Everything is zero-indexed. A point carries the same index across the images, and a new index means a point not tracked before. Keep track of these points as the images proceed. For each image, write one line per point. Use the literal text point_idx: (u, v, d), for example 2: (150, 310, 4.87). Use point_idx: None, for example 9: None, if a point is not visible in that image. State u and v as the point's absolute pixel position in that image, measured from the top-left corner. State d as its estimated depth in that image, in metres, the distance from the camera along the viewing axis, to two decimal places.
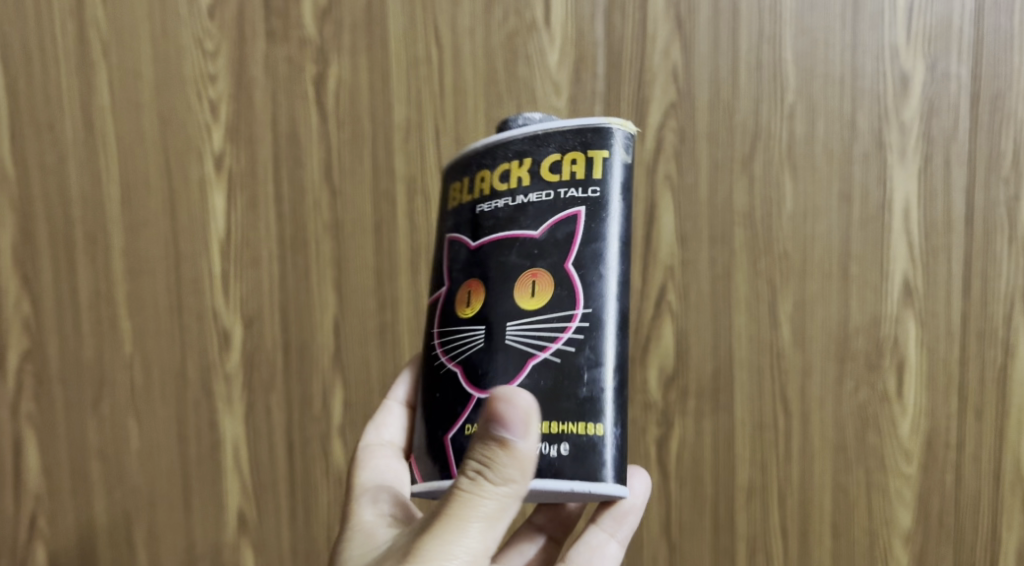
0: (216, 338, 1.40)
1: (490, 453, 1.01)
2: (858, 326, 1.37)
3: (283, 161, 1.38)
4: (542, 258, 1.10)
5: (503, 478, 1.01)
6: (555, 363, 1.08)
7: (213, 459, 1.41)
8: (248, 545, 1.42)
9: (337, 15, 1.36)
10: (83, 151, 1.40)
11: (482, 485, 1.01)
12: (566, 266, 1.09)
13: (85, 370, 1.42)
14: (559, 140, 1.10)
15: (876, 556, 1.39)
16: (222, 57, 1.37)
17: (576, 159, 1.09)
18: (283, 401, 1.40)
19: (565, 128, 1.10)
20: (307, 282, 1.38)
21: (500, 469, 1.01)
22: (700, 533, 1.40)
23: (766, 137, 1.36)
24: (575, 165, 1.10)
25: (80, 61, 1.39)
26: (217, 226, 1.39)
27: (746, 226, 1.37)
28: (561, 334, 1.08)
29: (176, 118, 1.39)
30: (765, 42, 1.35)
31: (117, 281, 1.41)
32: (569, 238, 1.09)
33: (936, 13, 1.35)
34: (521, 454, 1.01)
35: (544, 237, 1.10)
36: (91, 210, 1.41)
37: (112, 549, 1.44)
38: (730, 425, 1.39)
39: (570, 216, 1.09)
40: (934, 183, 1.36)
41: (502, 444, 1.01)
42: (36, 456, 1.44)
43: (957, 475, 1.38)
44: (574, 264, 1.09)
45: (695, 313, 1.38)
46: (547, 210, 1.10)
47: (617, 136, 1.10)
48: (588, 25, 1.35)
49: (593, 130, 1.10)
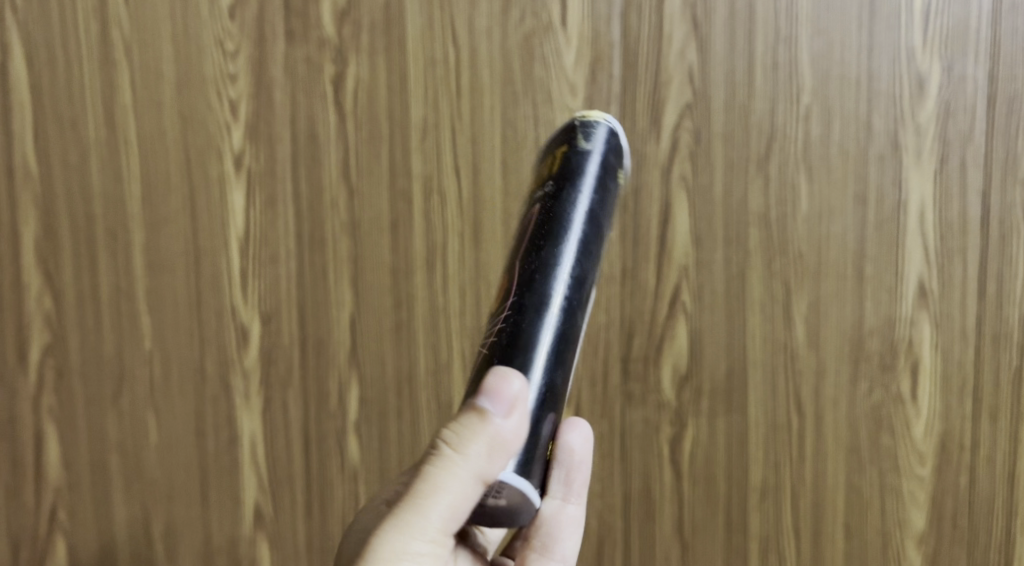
0: (235, 334, 1.42)
1: (467, 424, 0.99)
2: (872, 327, 1.38)
3: (301, 160, 1.39)
4: (509, 260, 1.09)
5: (475, 464, 0.98)
6: (486, 350, 1.04)
7: (230, 454, 1.43)
8: (264, 540, 1.43)
9: (355, 16, 1.38)
10: (104, 148, 1.42)
11: (452, 464, 0.99)
12: (519, 257, 1.07)
13: (105, 365, 1.44)
14: (545, 157, 1.14)
15: (888, 557, 1.40)
16: (242, 57, 1.39)
17: (549, 162, 1.12)
18: (300, 396, 1.41)
19: (549, 145, 1.15)
20: (324, 280, 1.40)
21: (472, 443, 0.98)
22: (712, 533, 1.41)
23: (782, 138, 1.37)
24: (548, 168, 1.12)
25: (103, 58, 1.40)
26: (237, 223, 1.41)
27: (761, 226, 1.37)
28: (497, 322, 1.05)
29: (197, 117, 1.40)
30: (782, 43, 1.36)
31: (137, 278, 1.43)
32: (528, 231, 1.08)
33: (953, 14, 1.35)
34: (498, 439, 0.99)
35: (516, 241, 1.09)
36: (112, 207, 1.42)
37: (131, 544, 1.46)
38: (743, 425, 1.39)
39: (531, 213, 1.09)
40: (950, 185, 1.36)
41: (478, 418, 0.99)
42: (56, 448, 1.45)
43: (971, 478, 1.38)
44: (523, 253, 1.07)
45: (709, 314, 1.38)
46: (525, 217, 1.10)
47: (578, 133, 1.13)
48: (604, 26, 1.36)
49: (562, 136, 1.14)
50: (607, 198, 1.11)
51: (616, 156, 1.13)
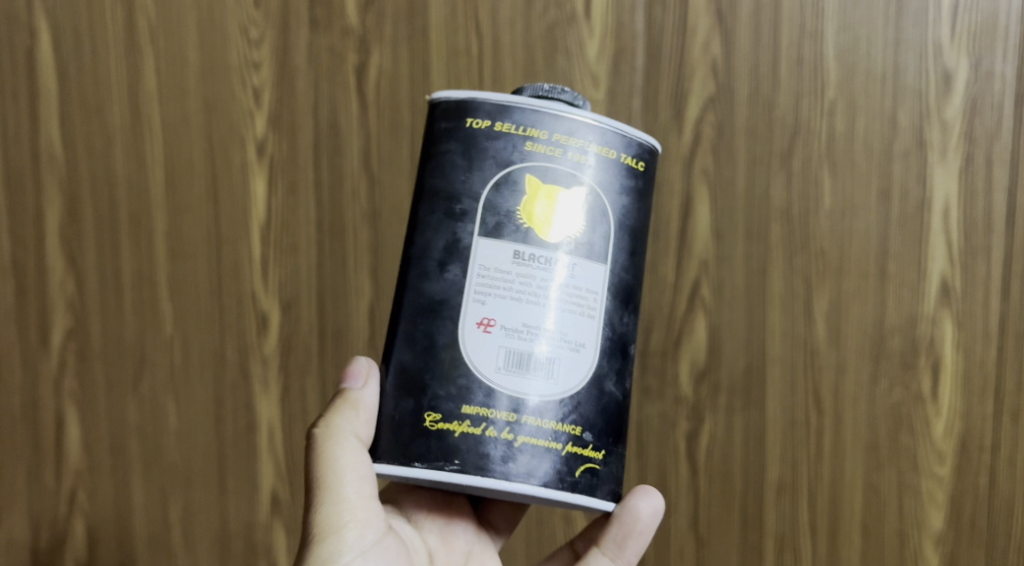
0: (255, 321, 1.42)
1: (337, 406, 1.11)
2: (894, 325, 1.37)
3: (323, 148, 1.40)
4: None
5: (352, 429, 1.09)
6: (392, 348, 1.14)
7: (248, 439, 1.44)
8: (280, 525, 1.44)
9: (379, 6, 1.38)
10: (129, 134, 1.43)
11: (336, 439, 1.09)
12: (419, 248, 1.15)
13: (125, 348, 1.45)
14: None
15: (906, 557, 1.38)
16: (266, 46, 1.39)
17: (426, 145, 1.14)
18: (318, 383, 1.42)
19: None
20: (344, 268, 1.41)
21: (344, 415, 1.10)
22: (728, 529, 1.39)
23: (807, 133, 1.35)
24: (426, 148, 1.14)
25: (128, 46, 1.41)
26: (259, 211, 1.41)
27: (783, 222, 1.36)
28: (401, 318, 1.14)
29: (220, 105, 1.41)
30: (807, 37, 1.35)
31: (159, 263, 1.43)
32: None
33: (982, 9, 1.34)
34: (363, 403, 1.10)
35: None
36: (135, 192, 1.43)
37: (148, 526, 1.47)
38: (762, 422, 1.38)
39: None
40: (975, 182, 1.35)
41: (343, 397, 1.11)
42: (76, 430, 1.47)
43: (991, 478, 1.37)
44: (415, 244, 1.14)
45: (729, 309, 1.37)
46: None
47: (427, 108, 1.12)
48: (628, 17, 1.36)
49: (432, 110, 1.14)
50: (455, 156, 1.09)
51: (461, 109, 1.09)
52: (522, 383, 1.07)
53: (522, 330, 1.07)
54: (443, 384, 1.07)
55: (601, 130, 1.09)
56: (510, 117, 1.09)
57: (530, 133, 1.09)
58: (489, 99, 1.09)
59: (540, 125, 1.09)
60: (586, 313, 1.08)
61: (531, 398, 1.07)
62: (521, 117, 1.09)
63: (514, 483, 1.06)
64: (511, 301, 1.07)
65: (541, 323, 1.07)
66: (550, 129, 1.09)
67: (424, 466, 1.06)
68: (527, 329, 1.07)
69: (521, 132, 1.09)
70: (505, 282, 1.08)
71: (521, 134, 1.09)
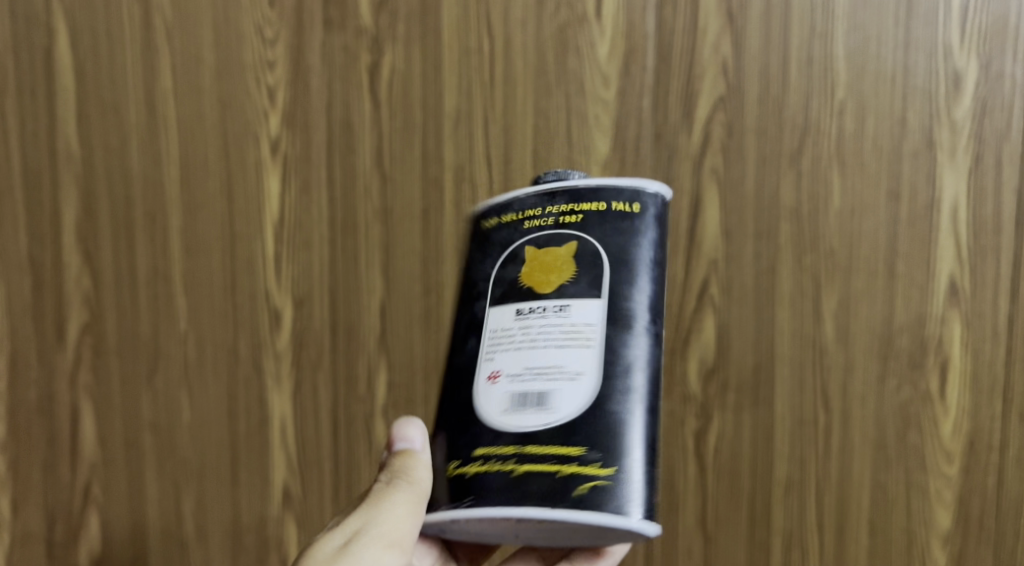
0: (268, 317, 1.44)
1: (398, 462, 1.13)
2: (901, 325, 1.37)
3: (336, 147, 1.41)
4: None
5: (412, 474, 1.12)
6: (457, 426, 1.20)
7: (261, 435, 1.45)
8: (291, 520, 1.46)
9: (393, 6, 1.39)
10: (145, 132, 1.44)
11: (393, 481, 1.12)
12: None
13: (140, 344, 1.47)
14: None
15: (913, 556, 1.39)
16: (280, 45, 1.41)
17: None
18: (329, 379, 1.44)
19: None
20: (356, 265, 1.42)
21: (405, 472, 1.12)
22: (735, 527, 1.40)
23: (816, 133, 1.36)
24: None
25: (144, 45, 1.43)
26: (273, 209, 1.43)
27: (792, 220, 1.37)
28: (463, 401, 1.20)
29: (235, 104, 1.42)
30: (817, 37, 1.35)
31: (174, 259, 1.45)
32: None
33: (993, 10, 1.34)
34: (422, 457, 1.13)
35: None
36: (151, 190, 1.45)
37: (161, 520, 1.48)
38: (770, 421, 1.39)
39: None
40: (985, 183, 1.36)
41: (404, 453, 1.13)
42: (92, 425, 1.48)
43: (999, 478, 1.37)
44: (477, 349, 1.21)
45: (737, 308, 1.38)
46: None
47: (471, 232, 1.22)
48: (639, 18, 1.37)
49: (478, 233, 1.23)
50: (472, 254, 1.17)
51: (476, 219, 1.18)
52: (526, 420, 1.10)
53: (524, 374, 1.11)
54: (459, 434, 1.13)
55: (592, 187, 1.14)
56: (512, 208, 1.16)
57: (528, 214, 1.15)
58: (493, 202, 1.17)
59: (537, 203, 1.15)
60: (584, 345, 1.10)
61: (535, 431, 1.10)
62: (520, 205, 1.16)
63: (525, 506, 1.08)
64: (514, 351, 1.12)
65: (539, 362, 1.11)
66: (546, 203, 1.15)
67: (445, 508, 1.11)
68: (528, 371, 1.11)
69: (522, 217, 1.15)
70: (509, 336, 1.12)
71: (520, 218, 1.15)
